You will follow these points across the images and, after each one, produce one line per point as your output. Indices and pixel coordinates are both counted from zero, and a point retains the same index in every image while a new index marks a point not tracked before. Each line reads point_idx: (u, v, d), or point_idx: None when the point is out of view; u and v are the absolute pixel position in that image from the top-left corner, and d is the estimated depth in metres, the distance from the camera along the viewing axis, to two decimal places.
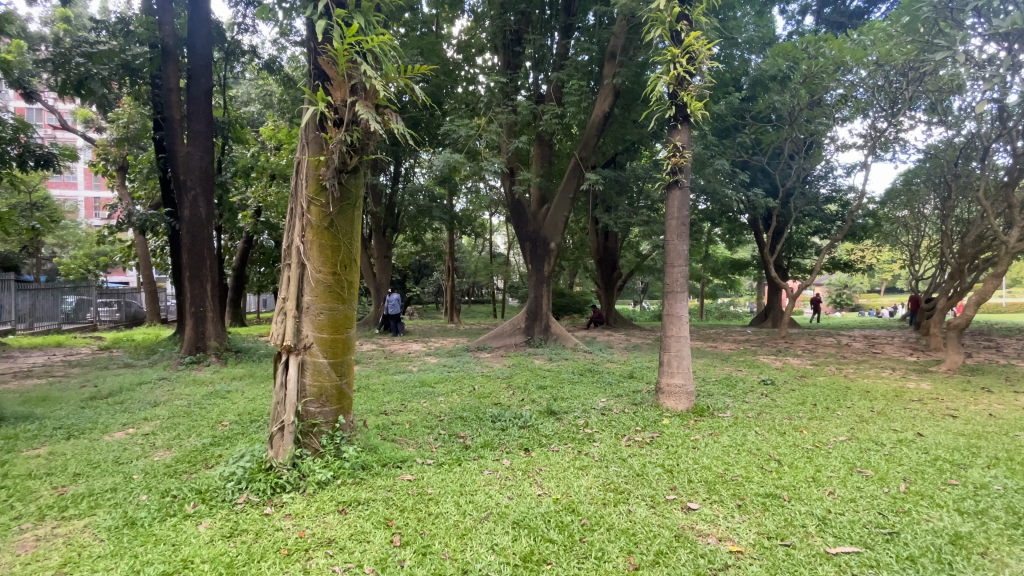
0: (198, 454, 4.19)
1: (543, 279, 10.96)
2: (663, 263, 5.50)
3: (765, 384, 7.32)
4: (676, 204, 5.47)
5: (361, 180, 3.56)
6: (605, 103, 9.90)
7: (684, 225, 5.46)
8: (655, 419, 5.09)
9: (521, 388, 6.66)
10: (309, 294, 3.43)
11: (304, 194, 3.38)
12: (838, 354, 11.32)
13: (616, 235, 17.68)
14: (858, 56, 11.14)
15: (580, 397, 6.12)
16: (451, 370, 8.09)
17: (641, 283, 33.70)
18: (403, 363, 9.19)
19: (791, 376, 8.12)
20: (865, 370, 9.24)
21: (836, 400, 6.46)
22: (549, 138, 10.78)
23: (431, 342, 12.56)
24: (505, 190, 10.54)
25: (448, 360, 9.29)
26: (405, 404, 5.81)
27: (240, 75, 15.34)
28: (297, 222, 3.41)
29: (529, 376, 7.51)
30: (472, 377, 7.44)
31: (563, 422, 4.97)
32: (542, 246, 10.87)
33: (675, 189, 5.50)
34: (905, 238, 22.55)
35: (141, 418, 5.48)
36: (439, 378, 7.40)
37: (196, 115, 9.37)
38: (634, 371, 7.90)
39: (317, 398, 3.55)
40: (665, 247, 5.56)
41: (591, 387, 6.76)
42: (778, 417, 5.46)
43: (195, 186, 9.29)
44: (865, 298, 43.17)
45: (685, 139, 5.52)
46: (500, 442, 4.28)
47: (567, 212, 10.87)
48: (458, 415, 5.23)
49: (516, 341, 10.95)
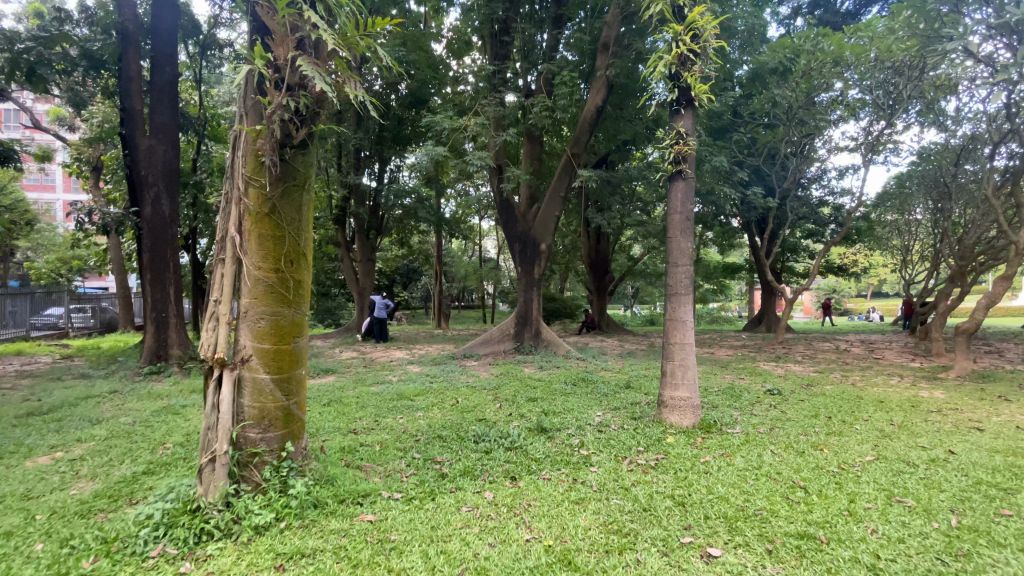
0: (125, 487, 3.56)
1: (533, 283, 10.37)
2: (665, 264, 4.92)
3: (772, 394, 6.74)
4: (678, 198, 4.87)
5: (313, 157, 2.98)
6: (599, 96, 9.27)
7: (688, 221, 4.87)
8: (659, 436, 4.52)
9: (509, 400, 6.07)
10: (248, 295, 2.83)
11: (240, 173, 2.78)
12: (839, 361, 10.86)
13: (608, 237, 17.16)
14: (857, 53, 10.78)
15: (574, 411, 5.51)
16: (433, 381, 7.46)
17: (632, 288, 33.27)
18: (382, 373, 8.49)
19: (797, 384, 7.59)
20: (871, 377, 8.74)
21: (850, 412, 5.93)
22: (540, 134, 10.18)
23: (415, 349, 11.91)
24: (492, 188, 9.91)
25: (431, 369, 8.66)
26: (377, 422, 5.17)
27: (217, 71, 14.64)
28: (233, 209, 2.81)
29: (518, 387, 6.89)
30: (453, 389, 6.78)
31: (556, 442, 4.37)
32: (532, 247, 10.26)
33: (678, 179, 4.89)
34: (897, 242, 22.34)
35: (74, 440, 4.80)
36: (417, 390, 6.74)
37: (160, 106, 8.67)
38: (631, 380, 7.29)
39: (257, 422, 2.94)
40: (668, 246, 4.97)
41: (586, 399, 6.16)
42: (793, 432, 4.92)
43: (157, 182, 8.59)
44: (852, 304, 43.13)
45: (689, 126, 4.96)
46: (480, 469, 3.66)
47: (558, 212, 10.25)
48: (436, 434, 4.60)
49: (505, 348, 10.31)
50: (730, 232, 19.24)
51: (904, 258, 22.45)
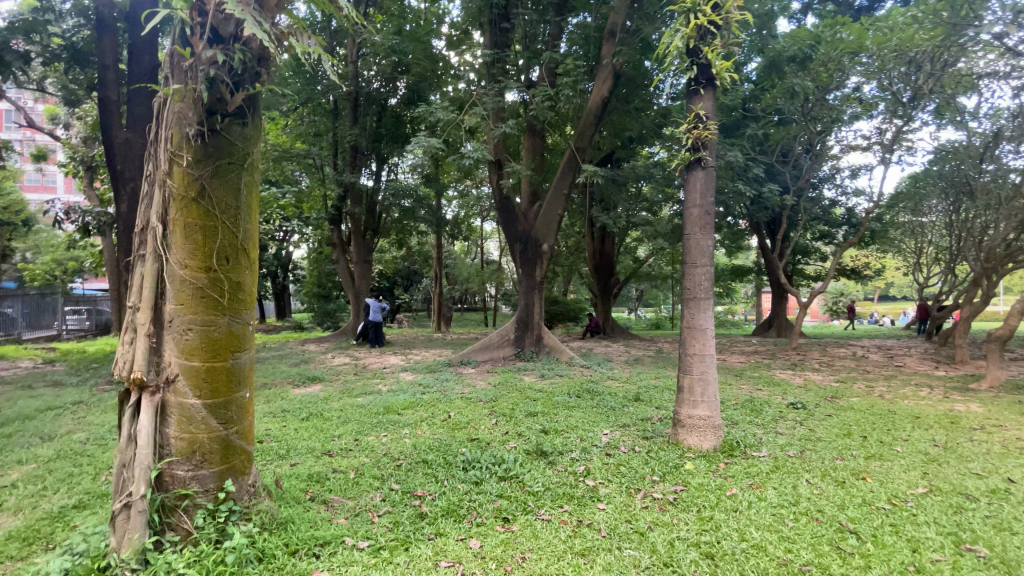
0: (47, 526, 3.00)
1: (534, 285, 9.77)
2: (682, 264, 4.34)
3: (796, 408, 6.12)
4: (697, 189, 4.29)
5: (258, 129, 2.41)
6: (604, 86, 8.70)
7: (708, 216, 4.29)
8: (676, 463, 3.93)
9: (506, 416, 5.48)
10: (172, 302, 2.29)
11: (163, 148, 2.25)
12: (859, 369, 10.21)
13: (613, 238, 16.58)
14: (878, 42, 10.15)
15: (578, 429, 4.91)
16: (425, 391, 6.89)
17: (636, 291, 32.58)
18: (372, 382, 7.92)
19: (820, 396, 6.97)
20: (897, 388, 8.09)
21: (886, 430, 5.31)
22: (542, 127, 9.60)
23: (411, 355, 11.35)
24: (491, 185, 9.34)
25: (425, 377, 8.09)
26: (356, 442, 4.59)
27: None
28: (155, 194, 2.28)
29: (516, 399, 6.30)
30: (446, 401, 6.19)
31: (557, 469, 3.78)
32: (533, 247, 9.67)
33: (697, 169, 4.31)
34: (910, 245, 21.67)
35: (13, 462, 4.25)
36: (406, 402, 6.15)
37: (139, 96, 8.17)
38: (640, 392, 6.68)
39: (187, 457, 2.39)
40: (684, 244, 4.40)
41: (591, 414, 5.56)
42: (830, 457, 4.31)
43: (134, 177, 8.08)
44: (859, 308, 42.34)
45: (709, 107, 4.37)
46: (467, 507, 3.09)
47: (562, 209, 9.64)
48: (420, 459, 4.02)
49: (505, 354, 9.72)
50: (739, 234, 18.63)
51: (918, 261, 21.79)
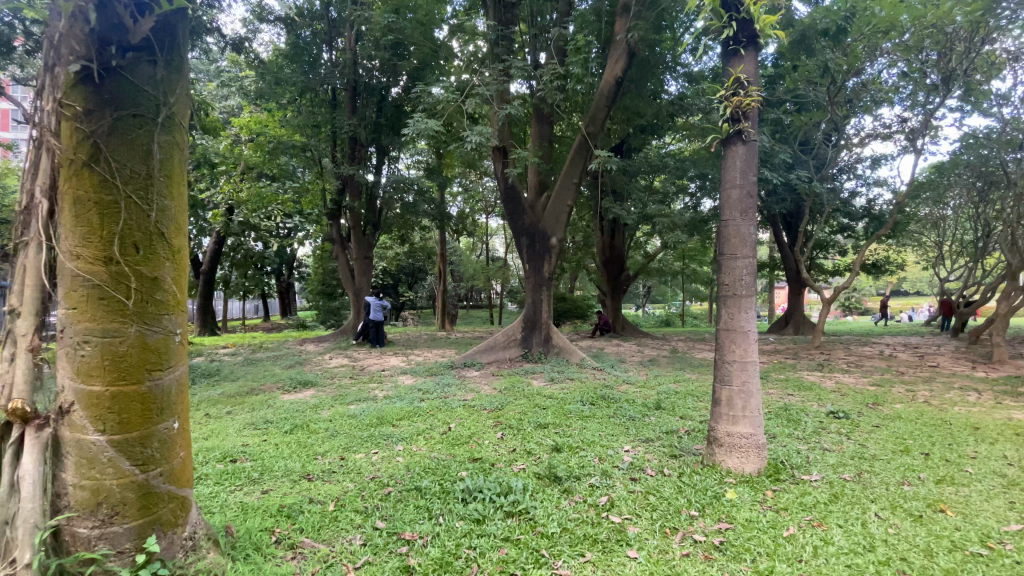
0: None
1: (543, 282, 9.14)
2: (718, 256, 3.71)
3: (837, 418, 5.48)
4: (735, 166, 3.66)
5: (173, 70, 2.03)
6: (618, 65, 8.02)
7: (750, 199, 3.64)
8: (716, 492, 3.31)
9: (514, 428, 4.87)
10: (63, 305, 1.82)
11: (49, 103, 1.88)
12: (891, 369, 9.53)
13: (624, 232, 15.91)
14: (912, 17, 9.41)
15: (596, 445, 4.31)
16: (425, 397, 6.32)
17: (644, 287, 31.89)
18: (369, 387, 7.33)
19: (859, 403, 6.32)
20: (939, 391, 7.42)
21: (947, 445, 4.66)
22: (550, 112, 8.95)
23: (412, 355, 10.76)
24: (495, 173, 8.70)
25: (425, 381, 7.50)
26: (342, 463, 4.00)
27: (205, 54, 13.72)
28: (42, 162, 1.87)
29: (525, 407, 5.69)
30: (447, 410, 5.57)
31: (574, 501, 3.17)
32: (541, 241, 9.03)
33: (737, 143, 3.66)
34: (930, 238, 20.86)
35: None
36: (403, 411, 5.55)
37: None
38: (661, 399, 6.06)
39: (91, 510, 1.83)
40: (721, 231, 3.76)
41: (609, 426, 4.94)
42: (894, 483, 3.67)
43: None
44: (871, 303, 41.52)
45: (751, 70, 3.70)
46: (465, 558, 2.50)
47: (571, 200, 9.00)
48: (412, 486, 3.41)
49: (511, 356, 9.09)
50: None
51: (938, 255, 20.99)
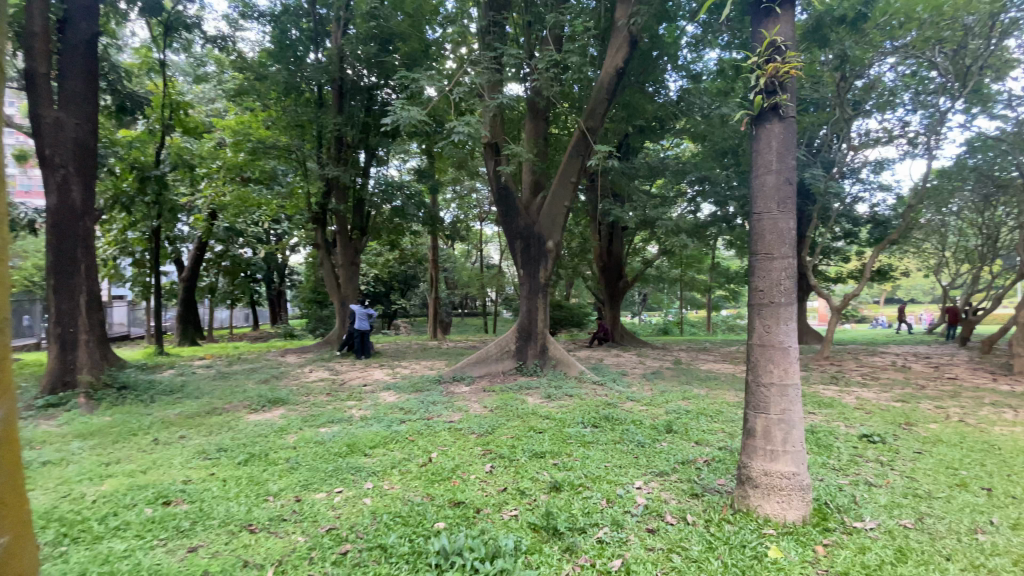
0: None
1: (538, 289, 8.49)
2: (749, 256, 3.09)
3: (873, 443, 4.83)
4: (770, 149, 3.05)
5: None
6: (619, 55, 7.45)
7: (789, 187, 3.03)
8: (758, 551, 2.65)
9: (505, 458, 4.19)
10: None
11: None
12: (910, 383, 8.91)
13: (622, 237, 15.33)
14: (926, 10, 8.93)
15: (602, 481, 3.64)
16: (406, 418, 5.62)
17: (641, 294, 31.41)
18: (346, 405, 6.61)
19: (890, 423, 5.69)
20: (971, 408, 6.80)
21: (1007, 475, 4.02)
22: (547, 106, 8.34)
23: (398, 368, 10.03)
24: (487, 172, 8.07)
25: (410, 397, 6.81)
26: (297, 509, 3.32)
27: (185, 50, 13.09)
28: None
29: (519, 430, 5.02)
30: (429, 436, 4.88)
31: (578, 567, 2.51)
32: (536, 245, 8.39)
33: (771, 120, 3.05)
34: (933, 245, 20.44)
35: None
36: (378, 436, 4.84)
37: (73, 70, 6.99)
38: (671, 420, 5.40)
39: None
40: (752, 226, 3.14)
41: (617, 455, 4.28)
42: (968, 533, 3.02)
43: (67, 164, 6.80)
44: (868, 311, 41.23)
45: (789, 33, 3.09)
46: None
47: (569, 201, 8.38)
48: (375, 543, 2.74)
49: (504, 369, 8.39)
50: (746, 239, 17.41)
51: (941, 263, 20.56)
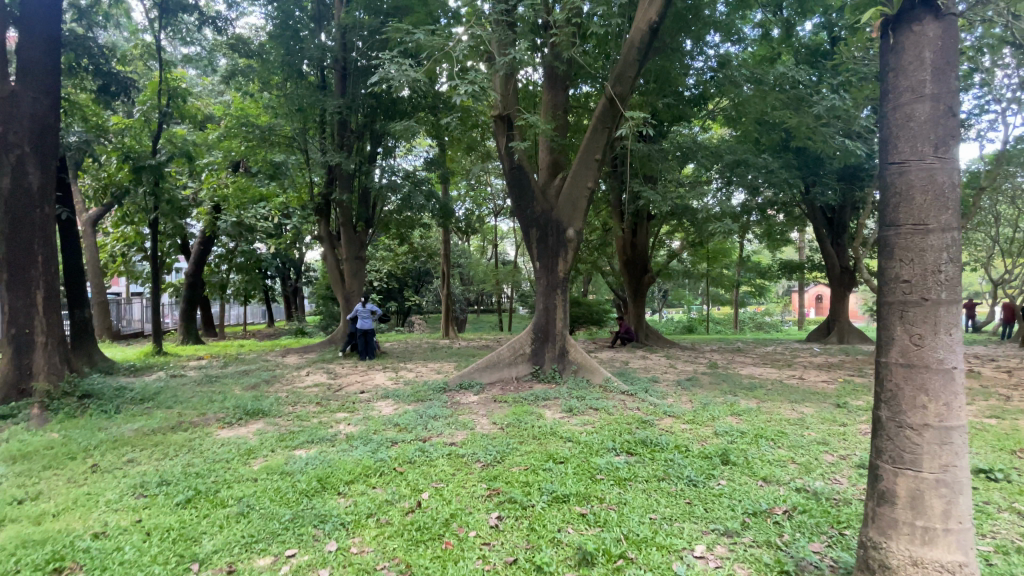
0: None
1: (557, 284, 7.45)
2: (890, 228, 2.07)
3: (996, 482, 3.72)
4: (917, 64, 2.03)
5: None
6: (653, 8, 6.35)
7: (950, 120, 2.00)
8: None
9: (515, 504, 3.21)
10: None
11: None
12: (990, 392, 7.66)
13: (647, 228, 14.18)
14: None
15: (651, 550, 2.64)
16: (399, 438, 4.65)
17: (662, 290, 30.17)
18: (334, 419, 5.68)
19: (1000, 451, 4.54)
20: None
21: None
22: (567, 72, 7.28)
23: (402, 371, 9.10)
24: (498, 149, 7.07)
25: (409, 409, 5.86)
26: None
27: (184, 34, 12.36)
28: None
29: (536, 458, 4.02)
30: (423, 465, 3.91)
31: None
32: (554, 233, 7.35)
33: (922, 18, 2.03)
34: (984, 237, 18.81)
35: None
36: (359, 465, 3.88)
37: (29, 36, 6.17)
38: (725, 446, 4.33)
39: None
40: (887, 183, 2.12)
41: (665, 500, 3.26)
42: None
43: (20, 143, 5.99)
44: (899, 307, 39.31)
45: None
46: None
47: (592, 182, 7.31)
48: None
49: (518, 374, 7.40)
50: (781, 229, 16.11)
51: (993, 256, 18.92)
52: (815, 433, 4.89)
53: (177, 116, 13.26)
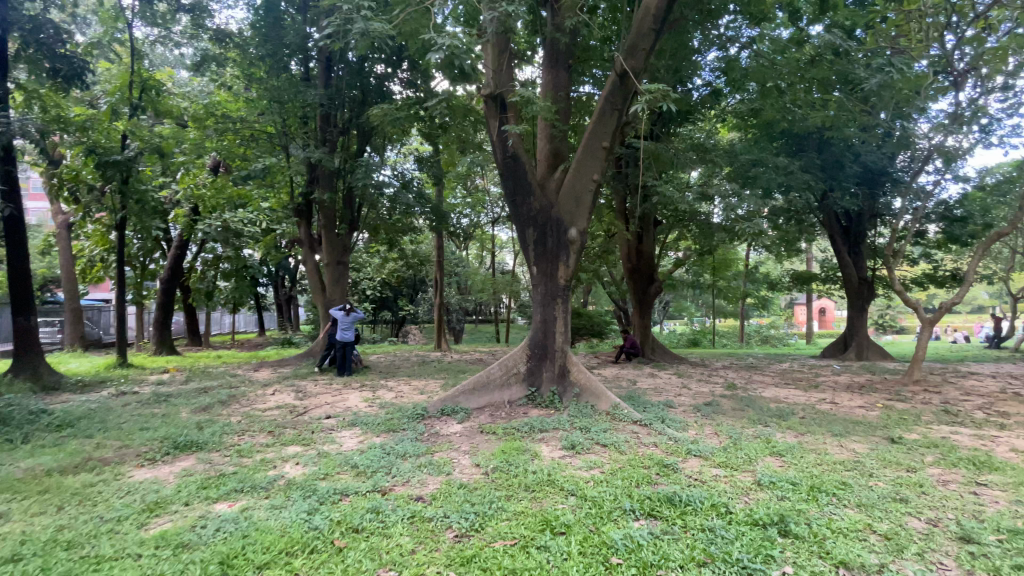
0: None
1: (557, 293, 6.43)
2: None
3: None
4: None
5: None
6: None
7: None
8: None
9: None
10: None
11: None
12: None
13: (653, 235, 13.21)
14: None
15: None
16: (350, 489, 3.59)
17: (664, 301, 29.19)
18: (282, 455, 4.62)
19: None
20: None
21: None
22: (570, 47, 6.33)
23: (380, 391, 8.01)
24: (490, 134, 6.11)
25: (375, 444, 4.78)
26: None
27: (162, 26, 11.42)
28: None
29: (527, 527, 2.97)
30: (373, 537, 2.86)
31: None
32: (555, 233, 6.35)
33: None
34: (1002, 248, 17.85)
35: None
36: (283, 536, 2.84)
37: None
38: (776, 507, 3.29)
39: None
40: None
41: None
42: None
43: None
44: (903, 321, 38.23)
45: None
46: None
47: (598, 175, 6.34)
48: None
49: (511, 398, 6.35)
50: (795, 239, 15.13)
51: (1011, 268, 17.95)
52: (883, 485, 3.86)
53: (150, 108, 12.31)
